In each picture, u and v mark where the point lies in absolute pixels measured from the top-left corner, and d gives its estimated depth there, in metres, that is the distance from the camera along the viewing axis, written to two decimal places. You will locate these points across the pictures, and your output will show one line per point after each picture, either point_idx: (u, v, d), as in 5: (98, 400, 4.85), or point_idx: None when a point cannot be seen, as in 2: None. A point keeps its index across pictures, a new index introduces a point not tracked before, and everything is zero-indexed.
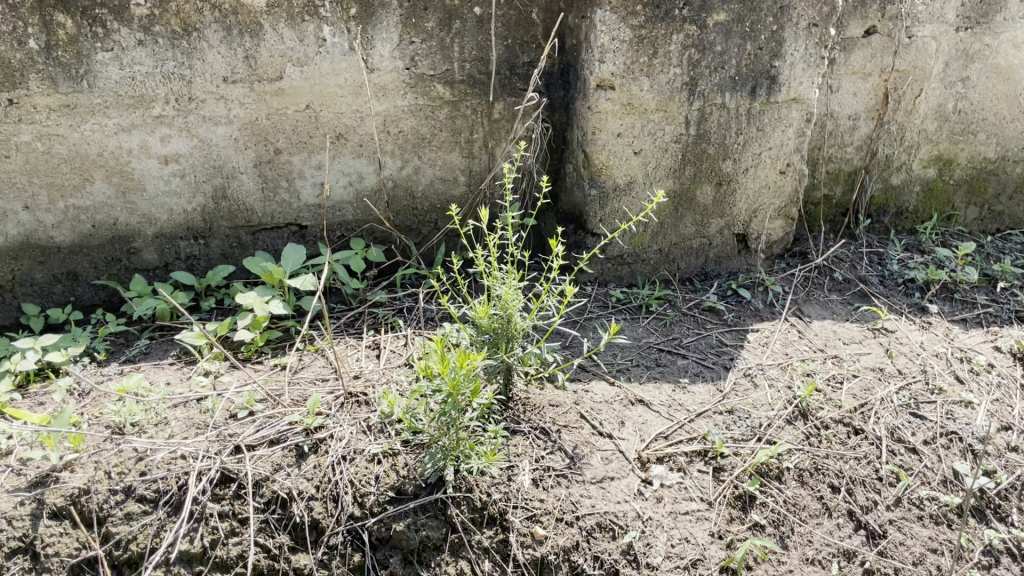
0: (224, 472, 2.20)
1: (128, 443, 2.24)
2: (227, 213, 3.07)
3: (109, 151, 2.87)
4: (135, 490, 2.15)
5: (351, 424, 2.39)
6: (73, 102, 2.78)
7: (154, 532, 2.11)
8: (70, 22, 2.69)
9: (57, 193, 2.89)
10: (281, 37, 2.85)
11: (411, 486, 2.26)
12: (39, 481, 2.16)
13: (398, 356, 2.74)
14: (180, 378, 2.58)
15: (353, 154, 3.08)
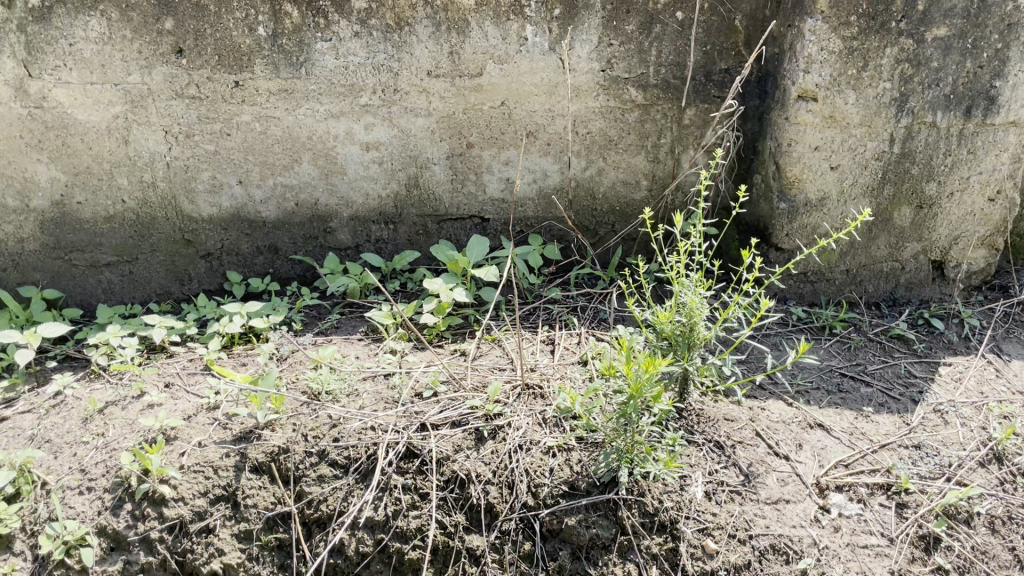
0: (409, 447, 2.30)
1: (325, 410, 2.39)
2: (417, 202, 3.20)
3: (318, 135, 3.05)
4: (327, 455, 2.28)
5: (528, 414, 2.42)
6: (291, 87, 2.97)
7: (343, 496, 2.23)
8: (297, 12, 2.86)
9: (268, 171, 3.10)
10: (486, 35, 2.93)
11: (584, 483, 2.25)
12: (243, 436, 2.33)
13: (571, 353, 2.74)
14: (368, 354, 2.73)
15: (541, 152, 3.12)
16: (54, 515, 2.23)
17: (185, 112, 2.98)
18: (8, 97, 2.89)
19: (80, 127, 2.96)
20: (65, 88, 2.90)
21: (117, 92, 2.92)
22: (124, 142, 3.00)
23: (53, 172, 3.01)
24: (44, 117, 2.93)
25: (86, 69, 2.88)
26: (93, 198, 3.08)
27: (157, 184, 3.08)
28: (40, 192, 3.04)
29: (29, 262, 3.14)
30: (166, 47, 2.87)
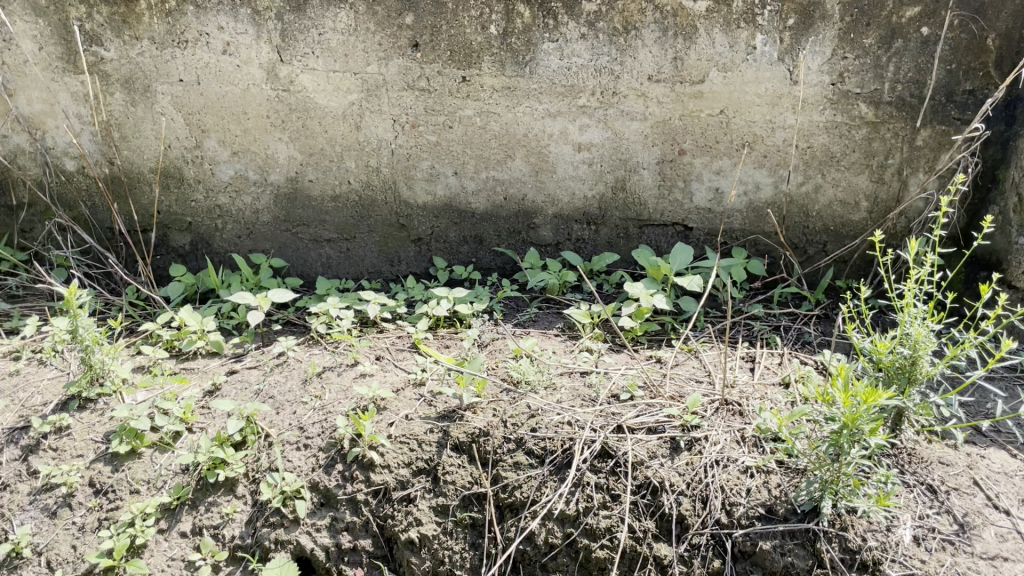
0: (605, 447, 2.31)
1: (524, 399, 2.45)
2: (622, 205, 3.21)
3: (534, 133, 3.13)
4: (525, 443, 2.34)
5: (725, 431, 2.36)
6: (514, 85, 3.06)
7: (536, 485, 2.27)
8: (529, 12, 2.94)
9: (483, 165, 3.22)
10: (713, 42, 2.90)
11: (783, 508, 2.17)
12: (446, 414, 2.44)
13: (772, 373, 2.64)
14: (565, 349, 2.75)
15: (756, 163, 3.05)
16: (274, 466, 2.42)
17: (413, 103, 3.14)
18: (260, 79, 3.14)
19: (319, 111, 3.18)
20: (311, 74, 3.12)
21: (355, 81, 3.12)
22: (356, 128, 3.20)
23: (290, 151, 3.26)
24: (289, 100, 3.17)
25: (330, 57, 3.09)
26: (323, 177, 3.30)
27: (381, 170, 3.27)
28: (278, 169, 3.30)
29: (261, 231, 3.41)
30: (404, 41, 3.04)
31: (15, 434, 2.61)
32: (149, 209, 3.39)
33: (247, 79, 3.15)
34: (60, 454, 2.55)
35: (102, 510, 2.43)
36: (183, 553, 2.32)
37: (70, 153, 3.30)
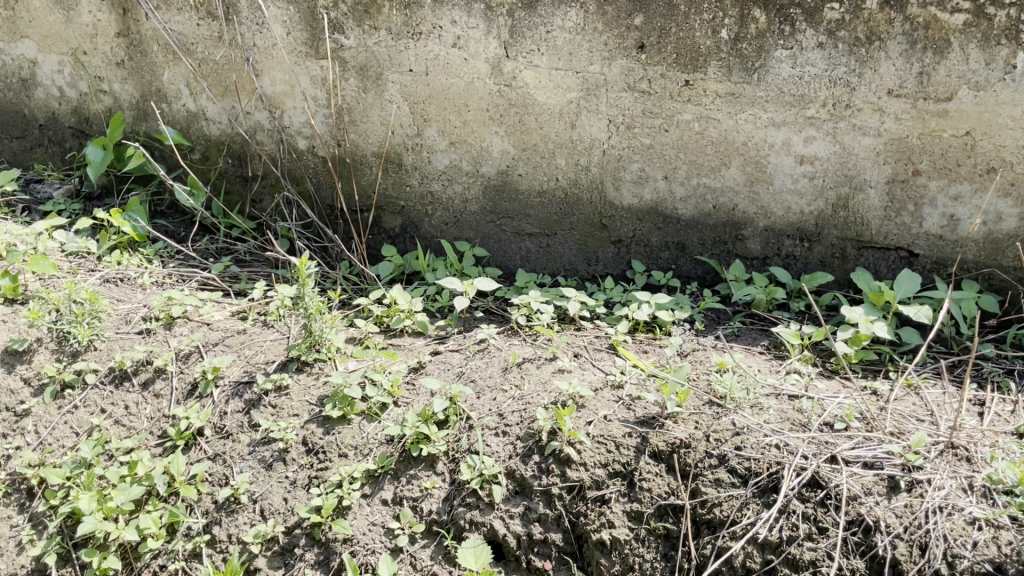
0: (815, 477, 2.20)
1: (728, 415, 2.38)
2: (842, 223, 3.06)
3: (754, 142, 3.04)
4: (728, 461, 2.27)
5: (951, 476, 2.19)
6: (739, 92, 2.98)
7: (738, 506, 2.21)
8: (764, 17, 2.86)
9: (695, 171, 3.15)
10: (967, 57, 2.74)
11: (1013, 567, 2.01)
12: (646, 420, 2.41)
13: (1005, 422, 2.43)
14: (770, 368, 2.66)
15: (1000, 192, 2.86)
16: (474, 448, 2.48)
17: (631, 105, 3.12)
18: (484, 73, 3.23)
19: (537, 108, 3.23)
20: (534, 71, 3.17)
21: (576, 80, 3.14)
22: (571, 126, 3.22)
23: (504, 145, 3.33)
24: (510, 95, 3.24)
25: (555, 55, 3.12)
26: (533, 172, 3.35)
27: (590, 169, 3.27)
28: (490, 161, 3.37)
29: (467, 220, 3.50)
30: (630, 42, 3.03)
31: (241, 387, 2.83)
32: (368, 190, 3.57)
33: (473, 73, 3.24)
34: (278, 411, 2.74)
35: (313, 468, 2.58)
36: (383, 520, 2.44)
37: (303, 132, 3.54)
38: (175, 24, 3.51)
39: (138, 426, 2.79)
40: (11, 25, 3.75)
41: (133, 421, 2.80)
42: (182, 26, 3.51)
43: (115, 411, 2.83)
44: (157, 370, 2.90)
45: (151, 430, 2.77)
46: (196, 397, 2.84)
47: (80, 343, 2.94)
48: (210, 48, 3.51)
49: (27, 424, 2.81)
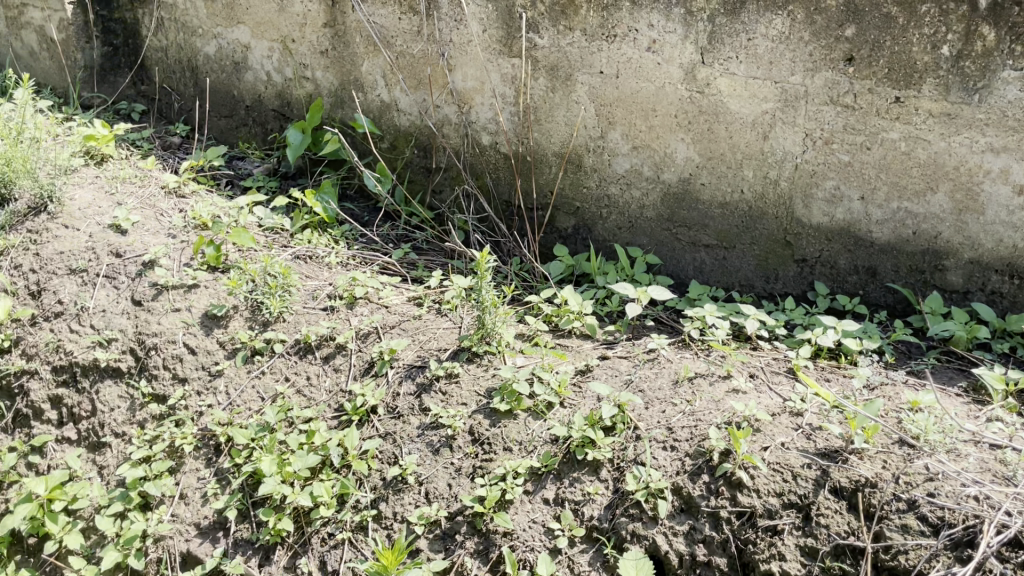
0: (1019, 537, 2.03)
1: (921, 459, 2.23)
2: None
3: (967, 166, 2.87)
4: (919, 507, 2.14)
5: None
6: (956, 112, 2.82)
7: (926, 557, 2.08)
8: (993, 35, 2.71)
9: (896, 193, 2.98)
10: None
11: None
12: (828, 453, 2.30)
13: None
14: (969, 414, 2.46)
15: None
16: (641, 459, 2.44)
17: (832, 119, 2.98)
18: (677, 78, 3.17)
19: (729, 116, 3.13)
20: (729, 78, 3.08)
21: (774, 90, 3.03)
22: (764, 138, 3.10)
23: (690, 152, 3.25)
24: (702, 102, 3.16)
25: (754, 63, 3.02)
26: (716, 182, 3.24)
27: (779, 183, 3.14)
28: (673, 168, 3.30)
29: (641, 226, 3.44)
30: (838, 54, 2.90)
31: (413, 371, 2.93)
32: (546, 188, 3.58)
33: (665, 78, 3.19)
34: (447, 398, 2.81)
35: (477, 458, 2.63)
36: (543, 519, 2.45)
37: (488, 128, 3.61)
38: (378, 17, 3.66)
39: (317, 398, 2.94)
40: (230, 12, 4.03)
41: (313, 392, 2.95)
42: (385, 19, 3.66)
43: (297, 381, 2.99)
44: (338, 346, 3.05)
45: (329, 403, 2.91)
46: (372, 375, 2.96)
47: (271, 313, 3.13)
48: (408, 42, 3.64)
49: (219, 385, 3.00)
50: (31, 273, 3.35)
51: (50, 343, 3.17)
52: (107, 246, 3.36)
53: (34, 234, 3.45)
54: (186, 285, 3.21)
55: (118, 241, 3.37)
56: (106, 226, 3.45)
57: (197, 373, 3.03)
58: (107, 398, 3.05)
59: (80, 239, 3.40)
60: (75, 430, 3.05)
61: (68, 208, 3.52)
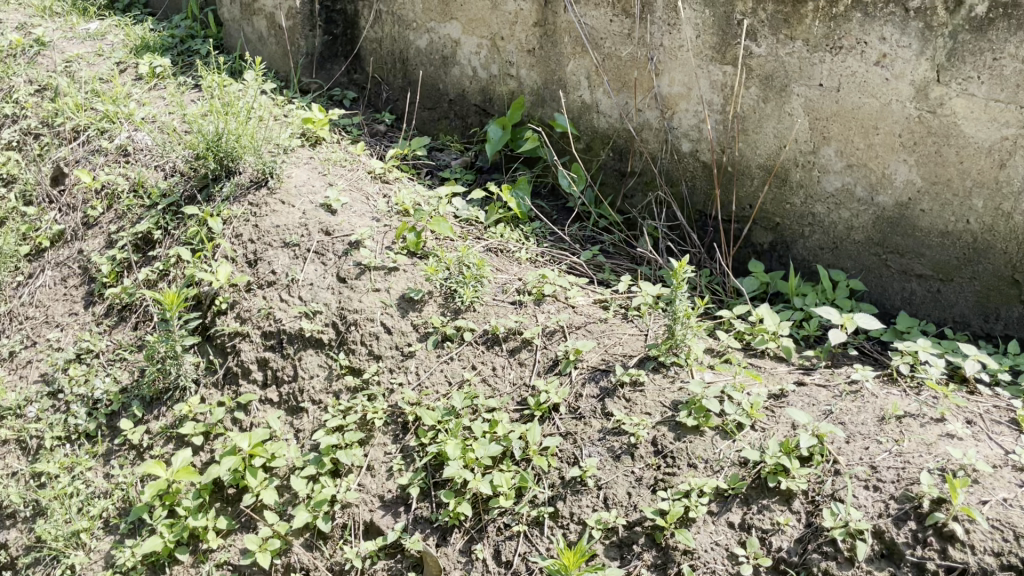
0: None
1: None
2: None
3: None
4: None
5: None
6: None
7: None
8: None
9: None
10: None
11: None
12: None
13: None
14: None
15: None
16: (839, 496, 2.34)
17: None
18: (906, 96, 2.99)
19: (962, 140, 2.94)
20: (967, 99, 2.89)
21: (1019, 115, 2.83)
22: (1000, 166, 2.90)
23: (911, 175, 3.06)
24: (931, 123, 2.97)
25: (998, 86, 2.83)
26: (938, 210, 3.06)
27: (1012, 216, 2.94)
28: (890, 191, 3.12)
29: (847, 249, 3.28)
30: None
31: (597, 374, 2.92)
32: (747, 201, 3.45)
33: (892, 94, 3.01)
34: (631, 405, 2.78)
35: (660, 470, 2.58)
36: (727, 543, 2.39)
37: (690, 135, 3.54)
38: (590, 18, 3.67)
39: (501, 388, 3.00)
40: (445, 7, 4.17)
41: (497, 383, 3.01)
42: (595, 20, 3.66)
43: (483, 369, 3.07)
44: (524, 341, 3.09)
45: (513, 396, 2.96)
46: (556, 373, 2.98)
47: (464, 302, 3.23)
48: (617, 44, 3.62)
49: (410, 365, 3.14)
50: (249, 243, 3.61)
51: (262, 310, 3.40)
52: (319, 223, 3.60)
53: (254, 207, 3.72)
54: (387, 266, 3.39)
55: (329, 220, 3.61)
56: (318, 205, 3.69)
57: (391, 351, 3.18)
58: (308, 367, 3.24)
59: (294, 215, 3.65)
60: (278, 392, 3.25)
61: (286, 185, 3.78)
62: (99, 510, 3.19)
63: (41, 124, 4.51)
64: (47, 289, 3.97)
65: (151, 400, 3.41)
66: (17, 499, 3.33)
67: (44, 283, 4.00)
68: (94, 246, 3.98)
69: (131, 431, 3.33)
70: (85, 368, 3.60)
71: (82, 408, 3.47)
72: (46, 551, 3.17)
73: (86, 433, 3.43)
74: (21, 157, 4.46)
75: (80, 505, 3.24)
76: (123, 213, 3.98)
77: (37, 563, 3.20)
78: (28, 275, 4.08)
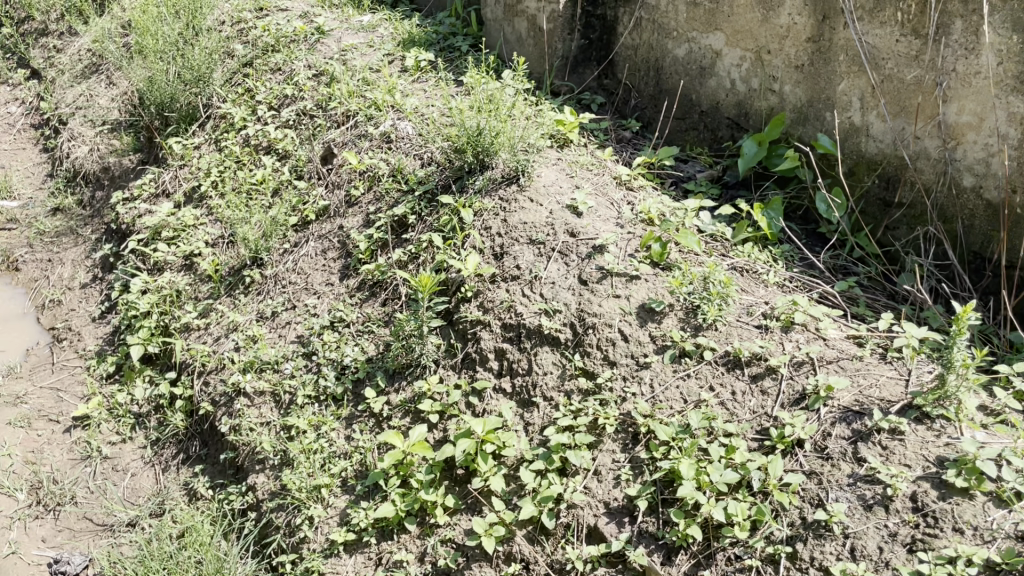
0: None
1: None
2: None
3: None
4: None
5: None
6: None
7: None
8: None
9: None
10: None
11: None
12: None
13: None
14: None
15: None
16: None
17: None
18: None
19: None
20: None
21: None
22: None
23: None
24: None
25: None
26: None
27: None
28: None
29: None
30: None
31: (850, 415, 2.77)
32: None
33: None
34: (888, 454, 2.64)
35: (918, 529, 2.46)
36: None
37: (975, 169, 3.30)
38: (872, 36, 3.46)
39: (740, 415, 2.89)
40: (710, 18, 4.07)
41: (736, 409, 2.92)
42: (879, 39, 3.44)
43: (721, 392, 2.98)
44: (769, 368, 2.97)
45: (752, 424, 2.85)
46: (802, 408, 2.84)
47: (706, 319, 3.14)
48: (901, 66, 3.40)
49: (645, 376, 3.10)
50: (497, 236, 3.74)
51: (504, 302, 3.50)
52: (565, 224, 3.64)
53: (505, 202, 3.84)
54: (629, 274, 3.36)
55: (575, 222, 3.64)
56: (565, 206, 3.74)
57: (626, 359, 3.16)
58: (542, 363, 3.30)
59: (541, 214, 3.72)
60: (511, 383, 3.34)
61: (536, 184, 3.88)
62: (340, 469, 3.44)
63: (317, 107, 4.93)
64: (310, 258, 4.34)
65: (393, 373, 3.63)
66: (269, 448, 3.65)
67: (308, 252, 4.37)
68: (354, 224, 4.29)
69: (374, 400, 3.57)
70: (337, 335, 3.90)
71: (332, 371, 3.75)
72: (290, 500, 3.45)
73: (332, 395, 3.70)
74: (296, 135, 4.90)
75: (323, 461, 3.50)
76: (382, 195, 4.27)
77: (281, 509, 3.49)
78: (294, 243, 4.47)
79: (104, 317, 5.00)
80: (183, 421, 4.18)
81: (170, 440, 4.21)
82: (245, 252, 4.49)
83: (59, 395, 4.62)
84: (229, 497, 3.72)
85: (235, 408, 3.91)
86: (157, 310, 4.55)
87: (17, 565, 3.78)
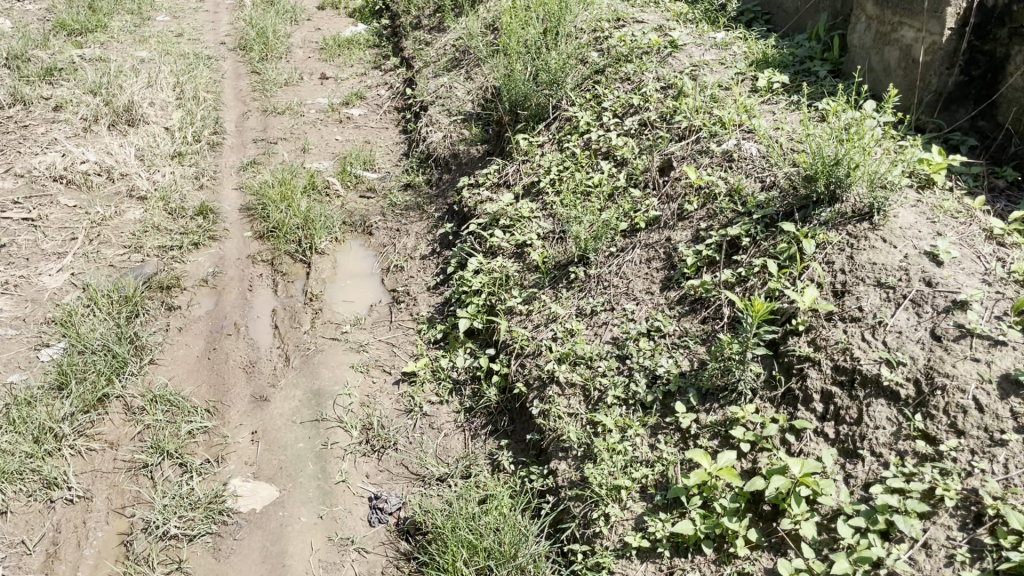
0: None
1: None
2: None
3: None
4: None
5: None
6: None
7: None
8: None
9: None
10: None
11: None
12: None
13: None
14: None
15: None
16: None
17: None
18: None
19: None
20: None
21: None
22: None
23: None
24: None
25: None
26: None
27: None
28: None
29: None
30: None
31: None
32: None
33: None
34: None
35: None
36: None
37: None
38: None
39: None
40: None
41: None
42: None
43: None
44: None
45: None
46: None
47: None
48: None
49: (998, 455, 2.81)
50: (840, 272, 3.56)
51: (840, 343, 3.33)
52: (922, 272, 3.38)
53: (853, 238, 3.64)
54: (994, 338, 3.05)
55: (934, 271, 3.36)
56: (923, 252, 3.46)
57: (978, 432, 2.88)
58: (875, 416, 3.11)
59: (894, 257, 3.48)
60: (835, 429, 3.19)
61: (891, 224, 3.62)
62: (641, 475, 3.50)
63: (660, 119, 5.04)
64: (633, 265, 4.46)
65: (706, 393, 3.61)
66: (575, 438, 3.81)
67: (633, 259, 4.49)
68: (683, 238, 4.33)
69: (683, 415, 3.58)
70: (652, 344, 3.96)
71: (644, 378, 3.82)
72: (590, 493, 3.57)
73: (642, 402, 3.77)
74: (636, 144, 5.04)
75: (625, 464, 3.58)
76: (716, 213, 4.25)
77: (579, 499, 3.63)
78: (620, 248, 4.62)
79: (438, 288, 5.54)
80: (496, 395, 4.50)
81: (482, 411, 4.56)
82: (575, 250, 4.70)
83: (394, 349, 5.17)
84: (530, 476, 3.95)
85: (546, 394, 4.13)
86: (487, 290, 4.93)
87: (345, 493, 4.27)
